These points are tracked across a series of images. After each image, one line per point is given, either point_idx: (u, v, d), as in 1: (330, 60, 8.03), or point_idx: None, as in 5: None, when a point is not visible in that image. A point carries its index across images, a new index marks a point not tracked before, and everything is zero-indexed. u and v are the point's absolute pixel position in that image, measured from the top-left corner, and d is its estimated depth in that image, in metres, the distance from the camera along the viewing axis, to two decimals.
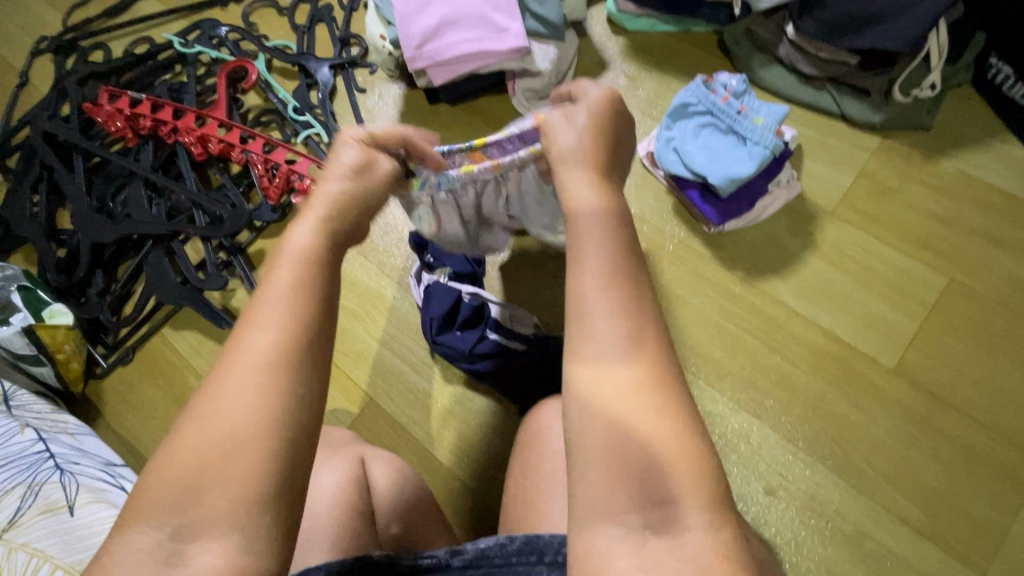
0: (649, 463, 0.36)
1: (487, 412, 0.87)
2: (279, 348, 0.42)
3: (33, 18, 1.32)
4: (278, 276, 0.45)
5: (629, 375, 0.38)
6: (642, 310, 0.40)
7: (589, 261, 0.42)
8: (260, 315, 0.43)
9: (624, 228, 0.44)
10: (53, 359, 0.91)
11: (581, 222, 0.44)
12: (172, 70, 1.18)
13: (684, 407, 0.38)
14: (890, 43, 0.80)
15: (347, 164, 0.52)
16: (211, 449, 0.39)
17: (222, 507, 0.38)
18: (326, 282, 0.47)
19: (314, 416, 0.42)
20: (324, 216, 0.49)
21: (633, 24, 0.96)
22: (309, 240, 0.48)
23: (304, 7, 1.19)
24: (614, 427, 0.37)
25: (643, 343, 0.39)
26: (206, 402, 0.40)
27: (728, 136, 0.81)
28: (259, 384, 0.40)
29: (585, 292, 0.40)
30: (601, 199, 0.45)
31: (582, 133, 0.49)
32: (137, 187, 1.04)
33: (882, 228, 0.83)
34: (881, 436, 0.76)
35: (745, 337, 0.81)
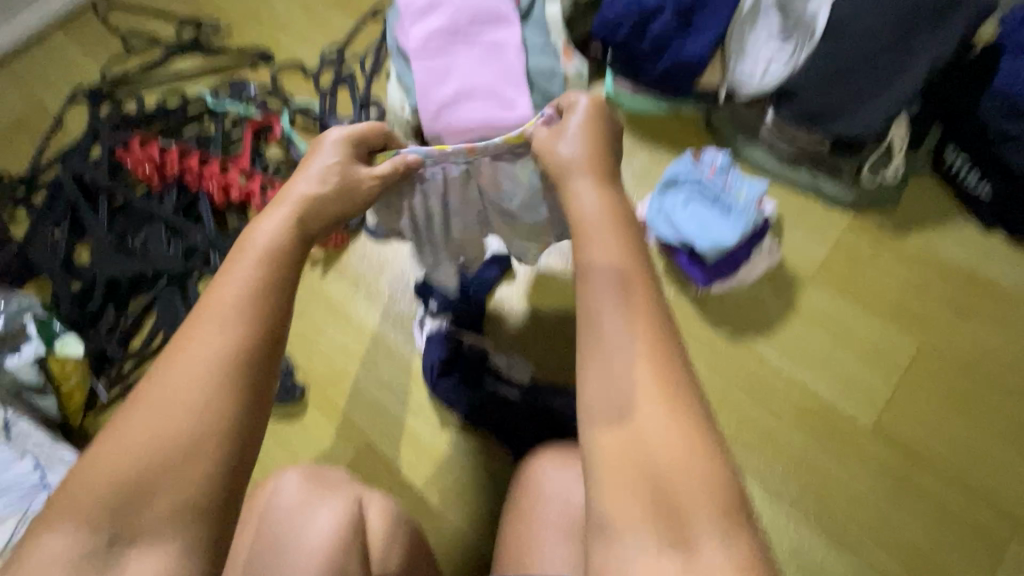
0: (656, 461, 0.39)
1: (481, 457, 0.89)
2: (230, 347, 0.44)
3: (74, 68, 1.42)
4: (236, 272, 0.48)
5: (640, 374, 0.42)
6: (651, 315, 0.45)
7: (598, 271, 0.47)
8: (214, 309, 0.46)
9: (635, 240, 0.49)
10: (56, 391, 0.94)
11: (595, 229, 0.50)
12: (200, 121, 1.26)
13: (695, 406, 0.41)
14: (855, 129, 0.89)
15: (328, 164, 0.61)
16: (154, 447, 0.41)
17: (167, 511, 0.40)
18: (285, 286, 0.50)
19: (257, 415, 0.44)
20: (289, 216, 0.55)
21: (630, 103, 1.07)
22: (272, 238, 0.52)
23: (328, 71, 1.30)
24: (623, 422, 0.41)
25: (651, 345, 0.43)
26: (154, 391, 0.43)
27: (714, 207, 0.89)
28: (208, 383, 0.43)
29: (592, 301, 0.46)
30: (609, 209, 0.52)
31: (580, 146, 0.57)
32: (158, 228, 1.10)
33: (857, 295, 0.90)
34: (861, 493, 0.79)
35: (732, 394, 0.85)
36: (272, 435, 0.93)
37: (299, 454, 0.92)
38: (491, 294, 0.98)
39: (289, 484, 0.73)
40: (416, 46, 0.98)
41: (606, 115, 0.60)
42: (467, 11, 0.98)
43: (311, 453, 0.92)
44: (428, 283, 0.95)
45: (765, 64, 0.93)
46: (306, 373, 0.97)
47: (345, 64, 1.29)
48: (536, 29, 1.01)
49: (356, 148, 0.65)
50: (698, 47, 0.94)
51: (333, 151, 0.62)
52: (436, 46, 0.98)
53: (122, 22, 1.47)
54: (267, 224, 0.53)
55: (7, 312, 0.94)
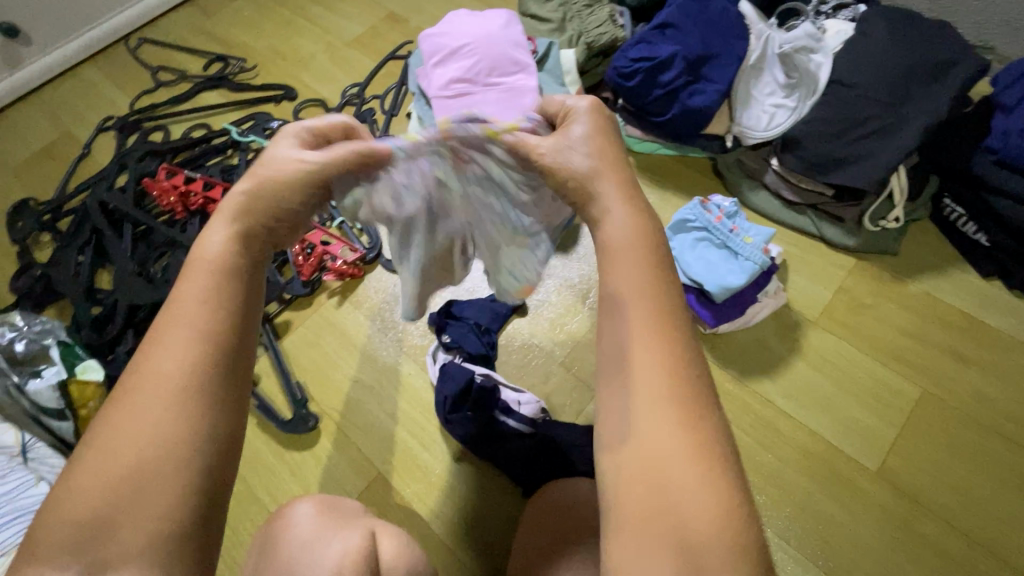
0: (675, 502, 0.40)
1: (489, 492, 0.90)
2: (190, 371, 0.44)
3: (103, 100, 1.47)
4: (188, 292, 0.46)
5: (665, 411, 0.42)
6: (676, 349, 0.44)
7: (616, 291, 0.46)
8: (165, 334, 0.45)
9: (662, 267, 0.47)
10: (75, 415, 0.93)
11: (621, 255, 0.47)
12: (223, 153, 1.31)
13: (718, 447, 0.41)
14: (858, 180, 0.92)
15: (271, 155, 0.52)
16: (117, 482, 0.41)
17: (133, 546, 0.41)
18: (241, 300, 0.48)
19: (218, 440, 0.45)
20: (233, 222, 0.49)
21: (639, 146, 1.10)
22: (220, 250, 0.48)
23: (349, 109, 1.35)
24: (643, 459, 0.41)
25: (674, 382, 0.43)
26: (116, 424, 0.43)
27: (721, 250, 0.92)
28: (165, 415, 0.43)
29: (612, 320, 0.46)
30: (635, 230, 0.48)
31: (591, 152, 0.51)
32: (179, 257, 1.13)
33: (859, 340, 0.92)
34: (866, 538, 0.79)
35: (738, 434, 0.87)
36: (282, 464, 0.94)
37: (309, 485, 0.93)
38: (503, 330, 1.01)
39: (303, 515, 0.75)
40: (438, 90, 1.03)
41: (604, 113, 0.54)
42: (486, 58, 1.03)
43: (321, 484, 0.92)
44: (444, 316, 0.98)
45: (769, 113, 1.00)
46: (318, 403, 0.98)
47: (366, 103, 1.34)
48: (551, 74, 1.07)
49: (304, 134, 0.55)
50: (706, 97, 0.99)
51: (280, 141, 0.53)
52: (457, 91, 1.03)
53: (152, 57, 1.54)
54: (213, 232, 0.49)
55: (32, 335, 0.98)
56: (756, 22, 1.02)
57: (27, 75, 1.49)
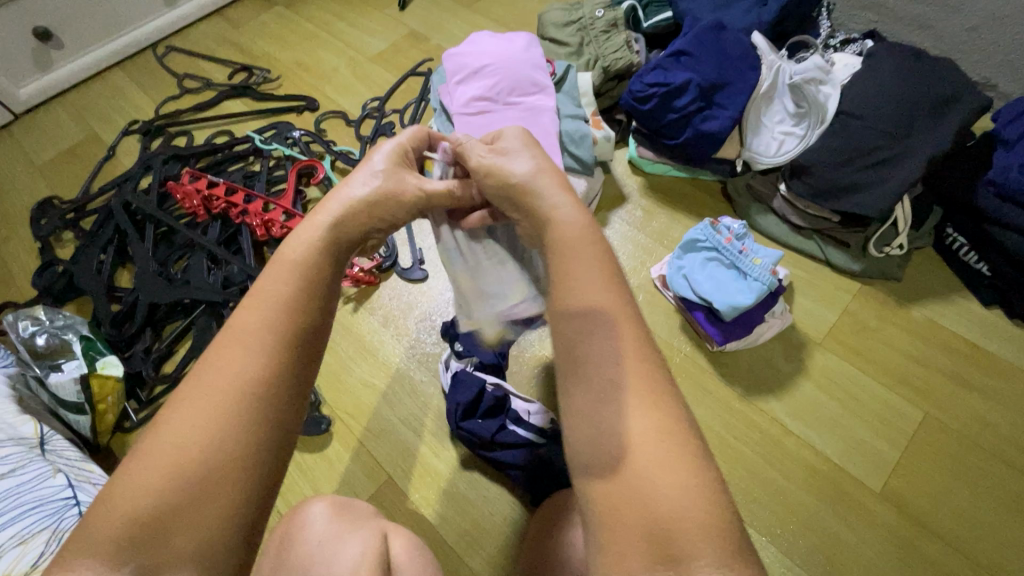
0: (659, 512, 0.38)
1: (496, 501, 0.91)
2: (263, 368, 0.45)
3: (130, 104, 1.52)
4: (270, 288, 0.48)
5: (641, 418, 0.41)
6: (640, 357, 0.43)
7: (582, 294, 0.46)
8: (247, 334, 0.46)
9: (616, 275, 0.47)
10: (93, 409, 0.95)
11: (574, 264, 0.47)
12: (246, 160, 1.34)
13: (697, 448, 0.40)
14: (866, 209, 0.94)
15: (377, 168, 0.58)
16: (178, 478, 0.41)
17: (189, 548, 0.40)
18: (319, 303, 0.49)
19: (279, 443, 0.45)
20: (330, 227, 0.53)
21: (650, 167, 1.14)
22: (305, 250, 0.51)
23: (369, 121, 1.39)
24: (619, 468, 0.40)
25: (644, 384, 0.42)
26: (183, 415, 0.43)
27: (731, 270, 0.94)
28: (232, 414, 0.43)
29: (582, 324, 0.45)
30: (580, 241, 0.49)
31: (532, 163, 0.55)
32: (199, 258, 1.15)
33: (864, 361, 0.94)
34: (871, 557, 0.80)
35: (745, 451, 0.88)
36: (294, 466, 0.95)
37: (319, 487, 0.94)
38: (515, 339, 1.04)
39: (319, 515, 0.77)
40: (460, 107, 1.07)
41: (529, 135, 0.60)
42: (507, 77, 1.07)
43: (332, 487, 0.94)
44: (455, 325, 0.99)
45: (778, 140, 1.04)
46: (331, 407, 1.00)
47: (386, 116, 1.38)
48: (568, 95, 1.10)
49: (404, 153, 0.62)
50: (719, 122, 1.03)
51: (381, 158, 0.59)
52: (478, 109, 1.06)
53: (179, 65, 1.58)
54: (302, 235, 0.51)
55: (53, 329, 1.01)
56: (768, 53, 1.06)
57: (56, 77, 1.54)
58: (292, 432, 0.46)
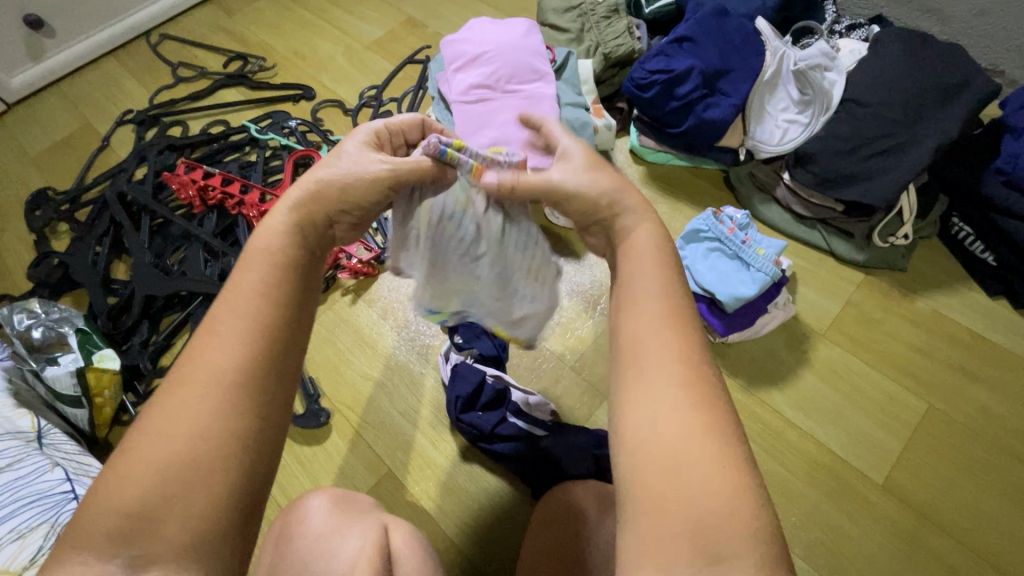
0: (703, 511, 0.37)
1: (497, 494, 0.91)
2: (240, 360, 0.45)
3: (124, 93, 1.49)
4: (242, 280, 0.48)
5: (688, 415, 0.41)
6: (696, 362, 0.44)
7: (641, 298, 0.47)
8: (217, 323, 0.46)
9: (679, 285, 0.49)
10: (90, 402, 0.94)
11: (638, 271, 0.49)
12: (242, 150, 1.32)
13: (741, 452, 0.40)
14: (870, 198, 0.93)
15: (342, 152, 0.55)
16: (162, 473, 0.40)
17: (178, 541, 0.40)
18: (291, 293, 0.49)
19: (255, 433, 0.44)
20: (295, 213, 0.52)
21: (652, 156, 1.13)
22: (273, 243, 0.50)
23: (366, 110, 1.37)
24: (665, 464, 0.40)
25: (693, 384, 0.43)
26: (165, 412, 0.43)
27: (733, 261, 0.93)
28: (208, 404, 0.43)
29: (638, 324, 0.46)
30: (653, 255, 0.50)
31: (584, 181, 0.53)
32: (195, 249, 1.14)
33: (867, 352, 0.93)
34: (873, 549, 0.79)
35: (746, 443, 0.87)
36: (293, 459, 0.95)
37: (319, 480, 0.93)
38: None
39: (318, 509, 0.76)
40: (459, 95, 1.05)
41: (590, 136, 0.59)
42: (506, 65, 1.05)
43: (332, 480, 0.93)
44: None
45: (782, 129, 1.02)
46: (330, 400, 0.99)
47: (383, 105, 1.36)
48: (568, 83, 1.09)
49: (379, 137, 0.58)
50: (721, 110, 1.02)
51: (353, 144, 0.56)
52: (477, 97, 1.04)
53: (174, 53, 1.56)
54: (270, 226, 0.51)
55: (48, 322, 1.00)
56: (772, 39, 1.04)
57: (49, 67, 1.51)
58: (270, 421, 0.45)
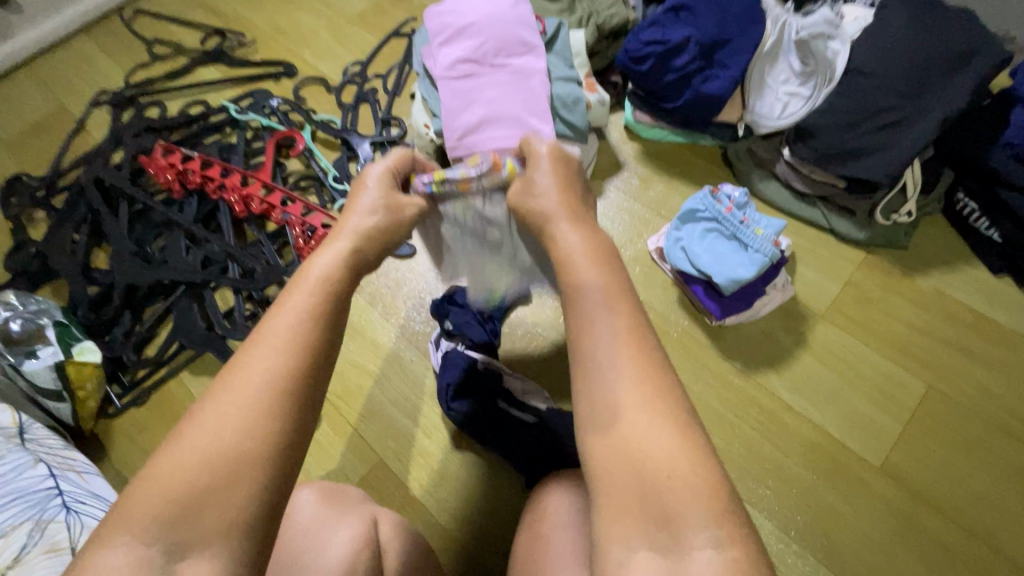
0: (656, 477, 0.39)
1: (489, 481, 0.90)
2: (285, 373, 0.46)
3: (98, 73, 1.43)
4: (291, 301, 0.50)
5: (636, 397, 0.42)
6: (640, 340, 0.44)
7: (587, 289, 0.47)
8: (267, 332, 0.48)
9: (616, 274, 0.48)
10: (72, 396, 0.92)
11: (580, 264, 0.49)
12: (222, 131, 1.27)
13: (688, 422, 0.41)
14: (872, 173, 0.90)
15: (375, 196, 0.61)
16: (205, 470, 0.42)
17: (216, 531, 0.41)
18: (334, 311, 0.51)
19: (297, 435, 0.46)
20: (347, 250, 0.56)
21: (646, 132, 1.08)
22: (327, 269, 0.53)
23: (350, 88, 1.31)
24: (618, 448, 0.41)
25: (641, 364, 0.43)
26: (209, 412, 0.44)
27: (731, 242, 0.90)
28: (255, 407, 0.44)
29: (584, 313, 0.46)
30: (591, 246, 0.51)
31: (554, 187, 0.57)
32: (176, 236, 1.10)
33: (866, 333, 0.91)
34: (869, 532, 0.78)
35: (742, 427, 0.85)
36: None
37: (310, 469, 0.92)
38: (508, 315, 1.00)
39: (306, 502, 0.74)
40: (444, 71, 1.00)
41: (563, 150, 0.60)
42: (494, 37, 1.00)
43: (323, 470, 0.92)
44: (445, 302, 0.96)
45: (783, 102, 0.98)
46: None
47: (368, 82, 1.31)
48: (561, 56, 1.03)
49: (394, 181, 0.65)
50: (719, 83, 0.97)
51: (382, 187, 0.62)
52: (463, 72, 1.00)
53: (148, 29, 1.49)
54: (323, 259, 0.54)
55: (26, 314, 0.94)
56: (773, 7, 0.99)
57: (19, 46, 1.45)
58: (307, 425, 0.47)
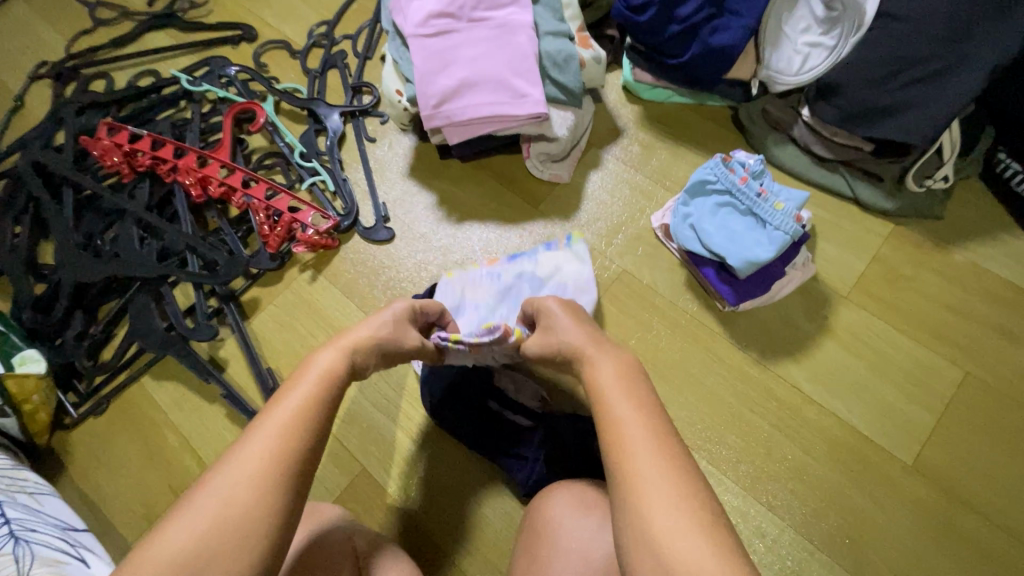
0: (676, 566, 0.40)
1: (484, 491, 0.81)
2: (294, 446, 0.49)
3: (36, 42, 1.29)
4: (299, 388, 0.54)
5: (662, 494, 0.43)
6: (663, 439, 0.47)
7: (614, 392, 0.52)
8: (278, 415, 0.51)
9: (638, 383, 0.53)
10: (18, 410, 0.83)
11: (607, 374, 0.54)
12: (176, 106, 1.14)
13: (712, 513, 0.43)
14: (907, 134, 0.80)
15: (386, 318, 0.65)
16: (209, 531, 0.44)
17: None
18: (333, 402, 0.55)
19: (290, 519, 0.47)
20: (344, 350, 0.59)
21: (649, 93, 0.97)
22: (331, 365, 0.57)
23: (317, 51, 1.18)
24: (648, 545, 0.42)
25: (662, 457, 0.46)
26: (221, 479, 0.47)
27: (746, 218, 0.80)
28: (264, 475, 0.47)
29: (611, 412, 0.50)
30: (614, 359, 0.56)
31: (574, 317, 0.63)
32: (127, 226, 0.98)
33: (894, 315, 0.82)
34: (899, 535, 0.72)
35: (759, 424, 0.78)
36: None
37: None
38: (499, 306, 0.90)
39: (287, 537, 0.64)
40: (415, 28, 0.87)
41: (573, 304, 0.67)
42: None
43: None
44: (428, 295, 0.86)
45: (802, 54, 0.86)
46: None
47: (336, 44, 1.17)
48: (549, 8, 0.90)
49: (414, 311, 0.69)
50: (731, 35, 0.85)
51: (393, 313, 0.66)
52: (438, 29, 0.87)
53: None
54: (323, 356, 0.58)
55: None
56: None
57: None
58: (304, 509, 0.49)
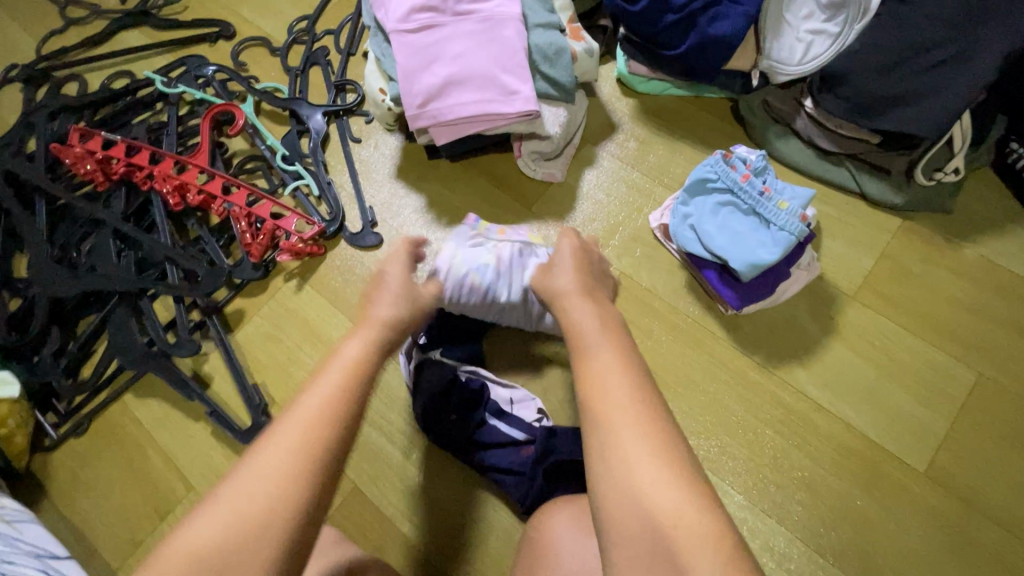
0: (657, 521, 0.41)
1: (482, 507, 0.78)
2: (317, 441, 0.46)
3: (4, 44, 1.23)
4: (327, 379, 0.50)
5: (645, 452, 0.44)
6: (647, 399, 0.47)
7: (600, 350, 0.51)
8: (303, 409, 0.48)
9: (622, 341, 0.53)
10: None
11: (590, 331, 0.54)
12: (151, 108, 1.09)
13: (691, 472, 0.43)
14: (915, 125, 0.76)
15: (401, 284, 0.60)
16: (229, 533, 0.42)
17: None
18: (365, 393, 0.51)
19: (314, 519, 0.44)
20: (371, 331, 0.55)
21: (644, 86, 0.93)
22: (360, 351, 0.53)
23: (297, 48, 1.13)
24: (631, 502, 0.42)
25: (645, 418, 0.46)
26: (243, 478, 0.44)
27: (749, 217, 0.76)
28: (287, 472, 0.44)
29: (596, 370, 0.50)
30: (599, 317, 0.56)
31: (570, 271, 0.62)
32: (103, 237, 0.94)
33: (904, 315, 0.79)
34: (913, 546, 0.69)
35: (765, 432, 0.75)
36: None
37: None
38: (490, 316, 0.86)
39: None
40: (397, 22, 0.83)
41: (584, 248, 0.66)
42: None
43: None
44: None
45: (804, 43, 0.83)
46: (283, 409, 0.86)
47: (318, 40, 1.12)
48: None
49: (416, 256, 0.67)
50: (730, 23, 0.80)
51: (404, 272, 0.62)
52: (422, 23, 0.83)
53: None
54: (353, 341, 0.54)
55: None
56: None
57: None
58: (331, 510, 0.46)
